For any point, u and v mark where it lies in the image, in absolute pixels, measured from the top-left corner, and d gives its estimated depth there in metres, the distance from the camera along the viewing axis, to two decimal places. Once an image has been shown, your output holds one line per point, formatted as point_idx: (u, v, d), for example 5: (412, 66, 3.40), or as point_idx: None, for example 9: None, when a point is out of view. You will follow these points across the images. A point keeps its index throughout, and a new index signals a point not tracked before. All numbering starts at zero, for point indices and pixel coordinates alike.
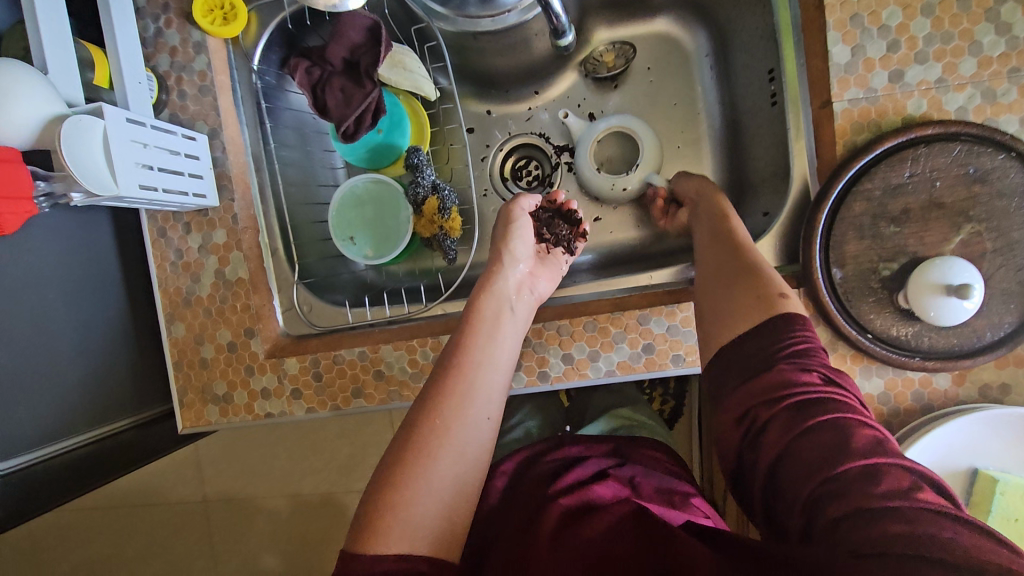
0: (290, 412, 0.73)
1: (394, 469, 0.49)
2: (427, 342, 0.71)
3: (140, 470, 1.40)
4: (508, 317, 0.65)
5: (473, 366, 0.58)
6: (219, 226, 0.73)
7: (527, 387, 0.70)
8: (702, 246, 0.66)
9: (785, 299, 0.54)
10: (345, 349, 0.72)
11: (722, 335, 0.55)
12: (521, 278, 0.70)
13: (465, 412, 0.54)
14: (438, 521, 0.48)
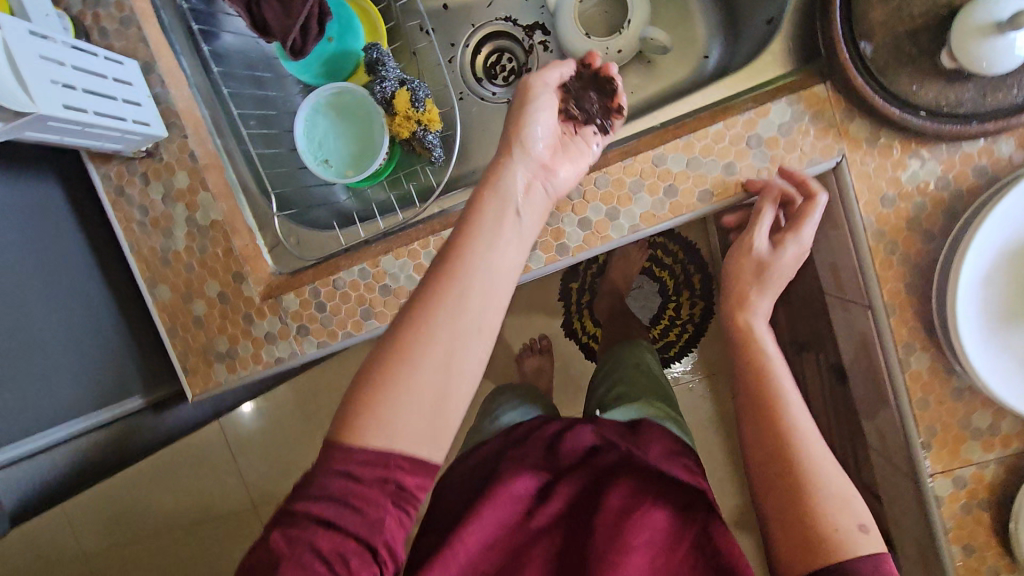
0: (302, 352, 0.68)
1: (366, 383, 0.41)
2: (429, 242, 0.65)
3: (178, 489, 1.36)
4: (512, 221, 0.48)
5: (466, 273, 0.44)
6: (179, 168, 0.66)
7: (548, 265, 0.64)
8: (757, 394, 0.53)
9: (863, 534, 0.44)
10: (344, 271, 0.67)
11: (783, 525, 0.46)
12: (527, 168, 0.53)
13: (453, 318, 0.43)
14: (413, 439, 0.40)
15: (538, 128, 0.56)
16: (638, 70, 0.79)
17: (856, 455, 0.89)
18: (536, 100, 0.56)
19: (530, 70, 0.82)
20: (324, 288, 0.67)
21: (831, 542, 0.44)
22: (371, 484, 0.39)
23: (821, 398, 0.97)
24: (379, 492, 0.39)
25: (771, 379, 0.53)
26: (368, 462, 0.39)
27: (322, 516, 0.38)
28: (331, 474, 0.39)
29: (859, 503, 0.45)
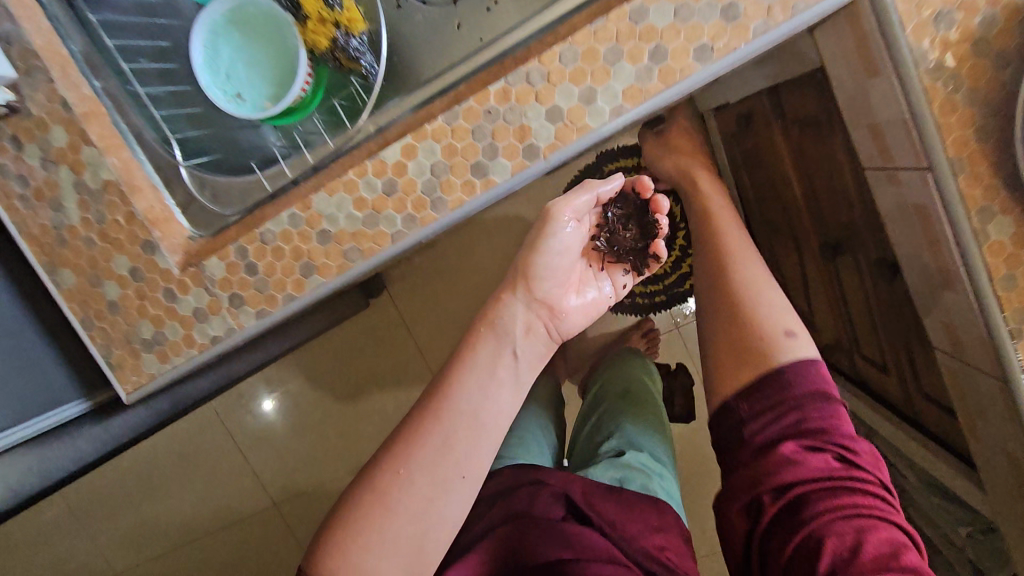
0: (239, 327, 0.57)
1: (356, 503, 0.58)
2: (367, 168, 0.52)
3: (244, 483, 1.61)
4: (505, 370, 0.65)
5: (453, 423, 0.61)
6: (53, 122, 0.54)
7: (517, 176, 0.51)
8: (724, 285, 0.75)
9: (788, 337, 0.68)
10: (271, 222, 0.54)
11: (739, 348, 0.70)
12: (529, 307, 0.71)
13: (429, 464, 0.59)
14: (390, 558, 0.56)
15: (557, 242, 0.74)
16: None
17: (915, 364, 0.76)
18: (554, 229, 0.73)
19: None
20: (250, 245, 0.55)
21: (770, 347, 0.68)
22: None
23: (864, 306, 0.85)
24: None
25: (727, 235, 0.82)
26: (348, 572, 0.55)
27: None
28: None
29: (785, 322, 0.70)
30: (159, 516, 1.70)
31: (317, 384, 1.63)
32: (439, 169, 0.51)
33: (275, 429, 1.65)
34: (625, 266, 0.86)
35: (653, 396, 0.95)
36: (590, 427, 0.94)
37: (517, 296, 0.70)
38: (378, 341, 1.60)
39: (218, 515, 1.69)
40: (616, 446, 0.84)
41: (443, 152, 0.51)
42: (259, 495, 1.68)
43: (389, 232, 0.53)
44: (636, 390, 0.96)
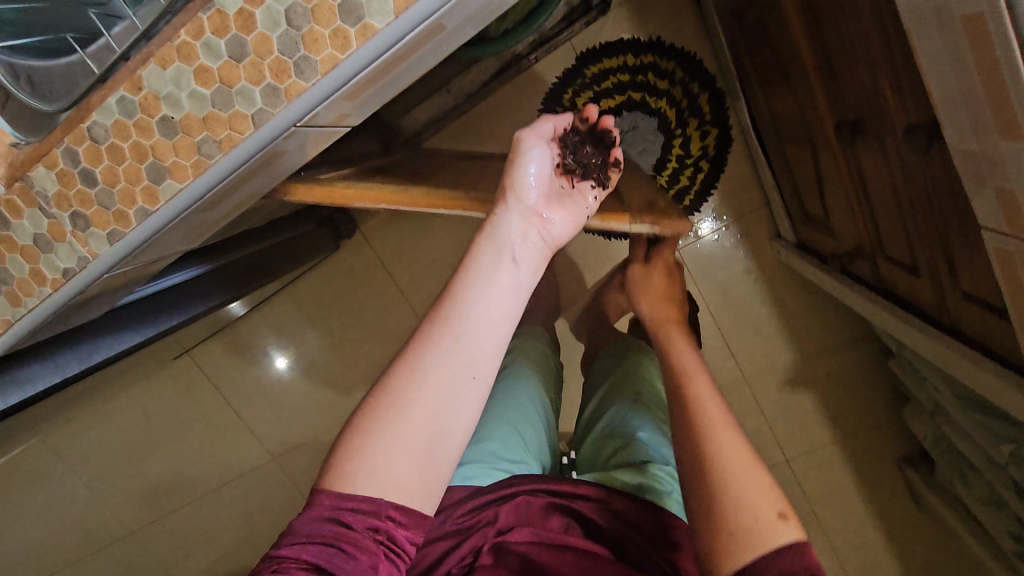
0: (92, 257, 0.45)
1: (356, 421, 0.46)
2: (203, 23, 0.38)
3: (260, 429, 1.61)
4: (509, 268, 0.53)
5: (462, 309, 0.49)
6: None
7: (403, 18, 0.37)
8: (706, 434, 0.58)
9: (785, 521, 0.52)
10: (99, 112, 0.41)
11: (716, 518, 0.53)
12: (523, 218, 0.58)
13: (444, 354, 0.47)
14: (404, 481, 0.44)
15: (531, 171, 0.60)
16: None
17: (954, 258, 0.62)
18: (524, 154, 0.60)
19: None
20: (81, 146, 0.43)
21: (760, 530, 0.51)
22: (361, 530, 0.42)
23: (890, 196, 0.70)
24: (327, 554, 0.41)
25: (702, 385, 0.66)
26: (359, 508, 0.43)
27: (314, 564, 0.41)
28: (313, 525, 0.42)
29: (779, 497, 0.55)
30: (159, 481, 1.66)
31: (303, 334, 1.54)
32: (296, 15, 0.37)
33: (265, 385, 1.58)
34: (593, 182, 0.71)
35: (664, 394, 0.88)
36: (598, 433, 0.86)
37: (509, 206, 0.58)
38: (360, 286, 1.50)
39: (219, 474, 1.65)
40: (627, 456, 0.77)
41: None
42: (258, 452, 1.63)
43: (248, 113, 0.40)
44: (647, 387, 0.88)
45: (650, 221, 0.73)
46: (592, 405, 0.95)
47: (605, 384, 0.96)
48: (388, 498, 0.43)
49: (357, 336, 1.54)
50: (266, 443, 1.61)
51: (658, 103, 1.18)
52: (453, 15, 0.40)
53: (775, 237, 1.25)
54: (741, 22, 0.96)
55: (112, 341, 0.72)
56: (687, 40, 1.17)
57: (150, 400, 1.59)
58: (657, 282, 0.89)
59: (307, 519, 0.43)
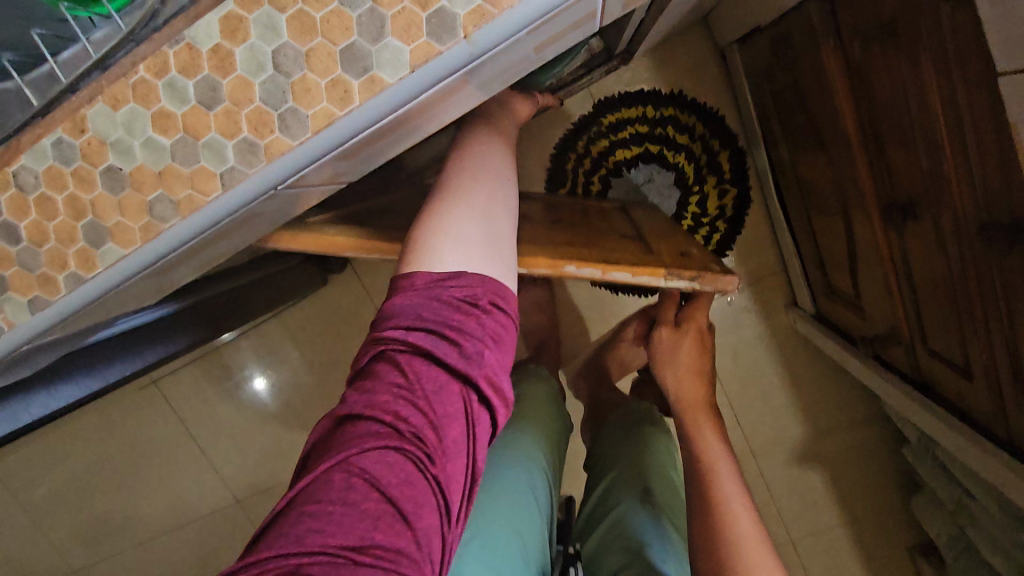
0: (8, 327, 0.36)
1: (424, 229, 0.44)
2: (164, 59, 0.30)
3: (227, 469, 1.50)
4: (495, 148, 0.57)
5: (472, 173, 0.49)
6: None
7: (420, 73, 0.30)
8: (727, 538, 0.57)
9: None
10: (26, 154, 0.33)
11: None
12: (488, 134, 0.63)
13: (472, 194, 0.46)
14: (485, 253, 0.43)
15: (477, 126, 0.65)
16: None
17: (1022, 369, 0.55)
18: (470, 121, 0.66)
19: None
20: (3, 195, 0.34)
21: None
22: (458, 307, 0.40)
23: (944, 292, 0.63)
24: (430, 337, 0.38)
25: (737, 552, 0.56)
26: (452, 285, 0.41)
27: (416, 348, 0.38)
28: (415, 308, 0.39)
29: None
30: (109, 517, 1.53)
31: (279, 369, 1.44)
32: (285, 59, 0.30)
33: (235, 420, 1.47)
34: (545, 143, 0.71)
35: (673, 492, 0.82)
36: (603, 532, 0.79)
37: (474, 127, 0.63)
38: (346, 322, 1.40)
39: (176, 514, 1.52)
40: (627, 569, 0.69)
41: (292, 30, 0.29)
42: (220, 492, 1.51)
43: (218, 171, 0.32)
44: (658, 483, 0.81)
45: (690, 276, 0.63)
46: (595, 494, 0.88)
47: (611, 467, 0.89)
48: (473, 274, 0.42)
49: (338, 375, 1.44)
50: (233, 481, 1.50)
51: (676, 157, 1.12)
52: (482, 70, 0.33)
53: (790, 304, 1.18)
54: (771, 82, 0.90)
55: (47, 395, 0.60)
56: (710, 93, 1.12)
57: (108, 429, 1.47)
58: (684, 375, 0.77)
59: (394, 310, 0.40)
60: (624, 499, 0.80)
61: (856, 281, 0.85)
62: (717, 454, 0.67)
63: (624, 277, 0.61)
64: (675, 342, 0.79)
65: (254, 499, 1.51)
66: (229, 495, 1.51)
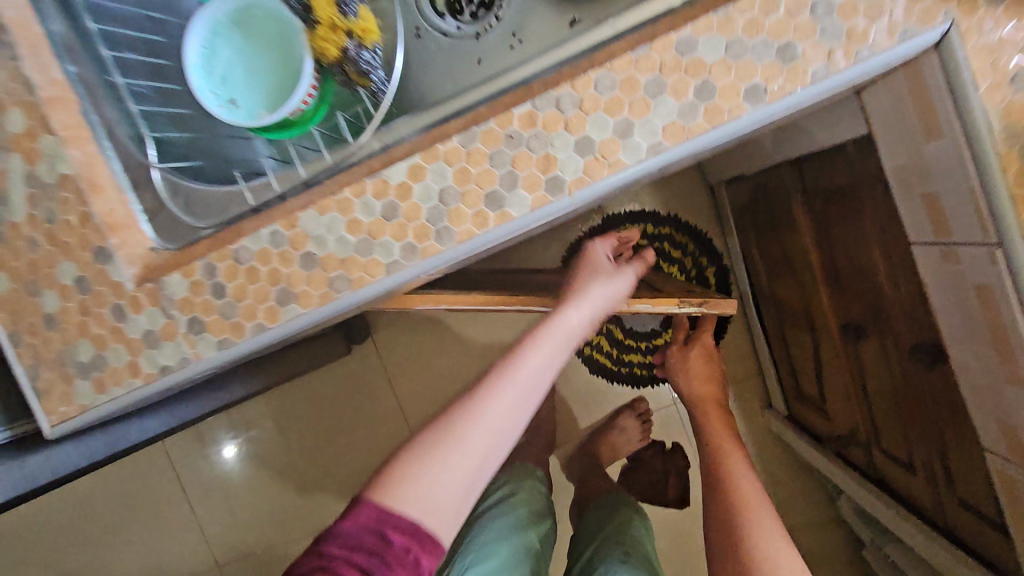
0: (195, 358, 0.48)
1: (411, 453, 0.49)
2: (366, 188, 0.46)
3: (217, 529, 1.51)
4: (566, 342, 0.58)
5: (515, 399, 0.51)
6: (14, 106, 0.48)
7: (537, 212, 0.45)
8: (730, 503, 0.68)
9: None
10: (248, 237, 0.47)
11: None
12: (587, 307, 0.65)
13: (473, 449, 0.49)
14: (437, 509, 0.47)
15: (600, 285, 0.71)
16: None
17: (950, 462, 0.69)
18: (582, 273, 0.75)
19: None
20: (222, 262, 0.47)
21: None
22: (399, 552, 0.46)
23: (891, 399, 0.77)
24: (370, 561, 0.45)
25: (745, 512, 0.66)
26: (402, 527, 0.46)
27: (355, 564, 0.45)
28: (364, 531, 0.46)
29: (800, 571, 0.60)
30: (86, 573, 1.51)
31: (285, 432, 1.50)
32: (448, 195, 0.45)
33: (232, 479, 1.51)
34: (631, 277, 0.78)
35: (652, 560, 0.90)
36: None
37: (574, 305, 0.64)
38: (357, 391, 1.49)
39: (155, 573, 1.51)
40: None
41: (455, 177, 0.45)
42: (204, 554, 1.51)
43: (384, 262, 0.46)
44: (639, 551, 0.90)
45: (698, 303, 0.76)
46: (580, 561, 0.95)
47: (595, 538, 0.97)
48: (427, 526, 0.46)
49: (341, 442, 1.49)
50: (221, 543, 1.51)
51: (670, 268, 1.31)
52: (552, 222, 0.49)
53: (767, 406, 1.31)
54: (753, 215, 1.09)
55: (138, 425, 0.68)
56: (700, 219, 1.32)
57: (105, 477, 1.50)
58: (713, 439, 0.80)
59: (351, 522, 0.47)
60: (608, 565, 0.87)
61: (823, 387, 1.00)
62: (738, 471, 0.72)
63: (646, 308, 0.75)
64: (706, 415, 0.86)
65: (237, 564, 1.51)
66: (212, 557, 1.51)
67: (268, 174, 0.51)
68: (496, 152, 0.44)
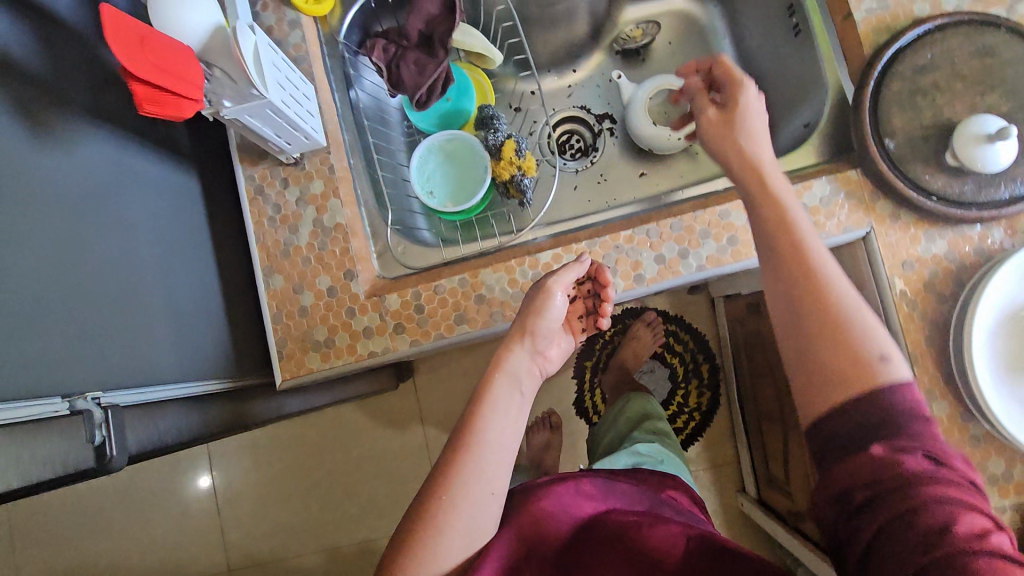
0: (395, 348, 0.75)
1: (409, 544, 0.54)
2: (524, 261, 0.75)
3: (236, 534, 1.63)
4: (515, 392, 0.65)
5: (481, 466, 0.58)
6: (316, 177, 0.78)
7: (626, 292, 0.74)
8: (810, 294, 0.52)
9: (887, 363, 0.49)
10: (445, 279, 0.76)
11: (806, 371, 0.51)
12: (532, 354, 0.70)
13: (456, 523, 0.55)
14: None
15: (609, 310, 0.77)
16: (687, 160, 0.98)
17: None
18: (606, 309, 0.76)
19: (597, 150, 1.01)
20: (425, 292, 0.76)
21: (853, 363, 0.49)
22: None
23: None
24: None
25: (812, 279, 0.53)
26: None
27: None
28: None
29: (875, 333, 0.50)
30: (107, 556, 1.62)
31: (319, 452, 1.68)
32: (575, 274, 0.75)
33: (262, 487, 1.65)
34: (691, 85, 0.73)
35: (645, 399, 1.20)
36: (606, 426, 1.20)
37: (523, 348, 0.69)
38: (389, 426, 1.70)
39: (169, 568, 1.61)
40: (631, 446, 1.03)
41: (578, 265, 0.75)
42: (219, 557, 1.62)
43: None
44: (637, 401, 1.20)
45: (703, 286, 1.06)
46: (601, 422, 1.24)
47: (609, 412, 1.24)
48: None
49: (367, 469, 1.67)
50: (237, 547, 1.62)
51: (672, 359, 1.59)
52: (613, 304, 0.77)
53: (742, 488, 1.53)
54: (744, 327, 1.40)
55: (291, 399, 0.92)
56: (700, 323, 1.61)
57: (149, 468, 1.65)
58: (830, 376, 0.50)
59: None
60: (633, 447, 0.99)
61: (787, 470, 1.25)
62: (821, 252, 0.55)
63: None
64: (771, 287, 0.56)
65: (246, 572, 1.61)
66: (225, 560, 1.62)
67: (457, 245, 0.84)
68: (612, 251, 0.74)
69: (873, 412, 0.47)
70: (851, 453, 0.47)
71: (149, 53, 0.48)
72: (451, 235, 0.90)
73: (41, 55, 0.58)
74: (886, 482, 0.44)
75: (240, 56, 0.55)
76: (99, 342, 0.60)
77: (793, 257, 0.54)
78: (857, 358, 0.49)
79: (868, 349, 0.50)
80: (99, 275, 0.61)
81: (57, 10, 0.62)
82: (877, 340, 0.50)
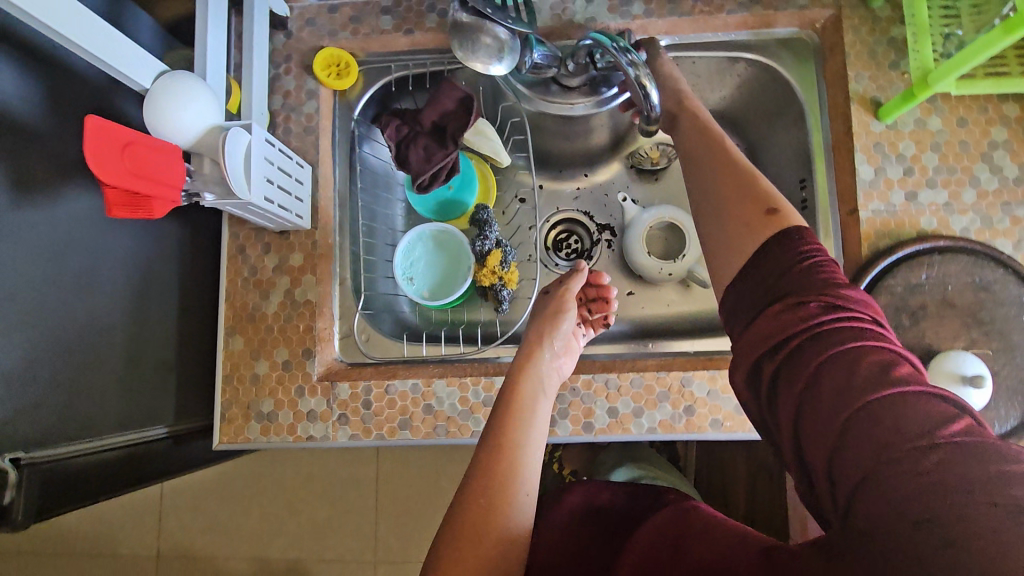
0: (334, 439, 0.75)
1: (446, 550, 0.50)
2: (480, 381, 0.75)
3: (169, 526, 1.60)
4: (543, 390, 0.65)
5: (512, 447, 0.56)
6: (298, 248, 0.78)
7: (572, 436, 0.74)
8: (726, 177, 0.57)
9: (777, 214, 0.53)
10: (398, 380, 0.76)
11: (727, 259, 0.54)
12: (556, 353, 0.70)
13: (495, 523, 0.51)
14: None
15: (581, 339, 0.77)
16: (677, 290, 0.95)
17: None
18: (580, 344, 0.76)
19: (592, 258, 0.98)
20: (377, 388, 0.75)
21: (760, 229, 0.52)
22: None
23: None
24: None
25: (732, 175, 0.57)
26: None
27: None
28: None
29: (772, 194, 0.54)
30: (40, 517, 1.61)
31: None
32: None
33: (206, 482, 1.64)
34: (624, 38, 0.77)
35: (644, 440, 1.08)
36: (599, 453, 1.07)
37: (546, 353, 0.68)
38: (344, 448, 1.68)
39: (96, 543, 1.60)
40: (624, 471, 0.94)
41: None
42: (148, 543, 1.60)
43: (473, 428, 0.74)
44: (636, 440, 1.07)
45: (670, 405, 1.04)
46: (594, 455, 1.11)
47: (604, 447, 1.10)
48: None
49: None
50: (166, 538, 1.60)
51: None
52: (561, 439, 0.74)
53: None
54: None
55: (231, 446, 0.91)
56: None
57: None
58: (740, 240, 0.53)
59: None
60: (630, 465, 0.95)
61: None
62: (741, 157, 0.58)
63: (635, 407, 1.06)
64: (695, 173, 0.60)
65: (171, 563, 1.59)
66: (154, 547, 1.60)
67: (422, 343, 0.83)
68: (575, 386, 0.73)
69: (785, 261, 0.50)
70: (771, 336, 0.48)
71: (123, 163, 0.48)
72: (423, 321, 0.89)
73: (40, 108, 0.59)
74: (794, 337, 0.46)
75: (225, 165, 0.55)
76: (36, 398, 0.60)
77: (710, 146, 0.60)
78: (765, 226, 0.52)
79: (762, 205, 0.54)
80: (55, 329, 0.62)
81: (72, 61, 0.62)
82: (771, 197, 0.54)
